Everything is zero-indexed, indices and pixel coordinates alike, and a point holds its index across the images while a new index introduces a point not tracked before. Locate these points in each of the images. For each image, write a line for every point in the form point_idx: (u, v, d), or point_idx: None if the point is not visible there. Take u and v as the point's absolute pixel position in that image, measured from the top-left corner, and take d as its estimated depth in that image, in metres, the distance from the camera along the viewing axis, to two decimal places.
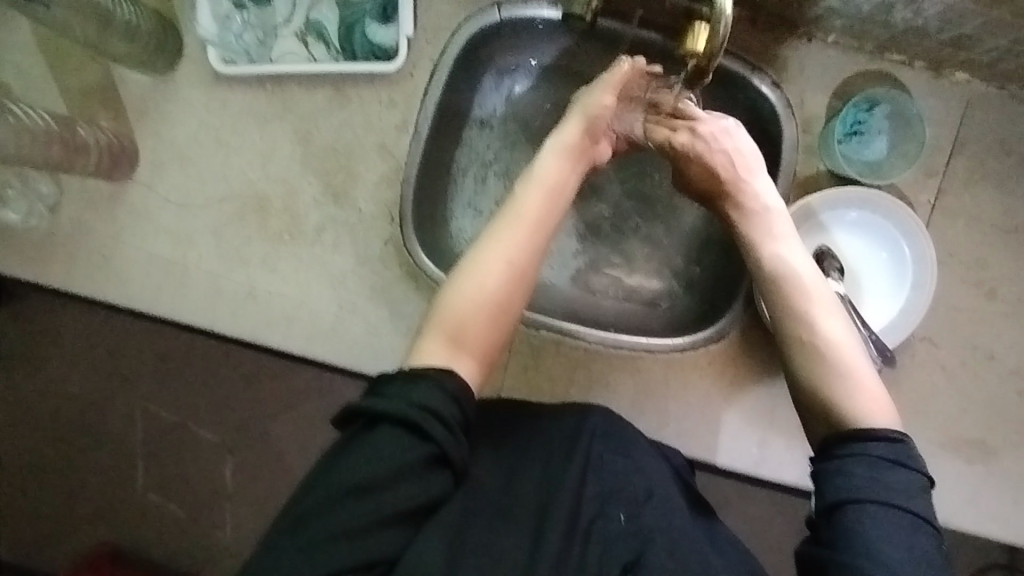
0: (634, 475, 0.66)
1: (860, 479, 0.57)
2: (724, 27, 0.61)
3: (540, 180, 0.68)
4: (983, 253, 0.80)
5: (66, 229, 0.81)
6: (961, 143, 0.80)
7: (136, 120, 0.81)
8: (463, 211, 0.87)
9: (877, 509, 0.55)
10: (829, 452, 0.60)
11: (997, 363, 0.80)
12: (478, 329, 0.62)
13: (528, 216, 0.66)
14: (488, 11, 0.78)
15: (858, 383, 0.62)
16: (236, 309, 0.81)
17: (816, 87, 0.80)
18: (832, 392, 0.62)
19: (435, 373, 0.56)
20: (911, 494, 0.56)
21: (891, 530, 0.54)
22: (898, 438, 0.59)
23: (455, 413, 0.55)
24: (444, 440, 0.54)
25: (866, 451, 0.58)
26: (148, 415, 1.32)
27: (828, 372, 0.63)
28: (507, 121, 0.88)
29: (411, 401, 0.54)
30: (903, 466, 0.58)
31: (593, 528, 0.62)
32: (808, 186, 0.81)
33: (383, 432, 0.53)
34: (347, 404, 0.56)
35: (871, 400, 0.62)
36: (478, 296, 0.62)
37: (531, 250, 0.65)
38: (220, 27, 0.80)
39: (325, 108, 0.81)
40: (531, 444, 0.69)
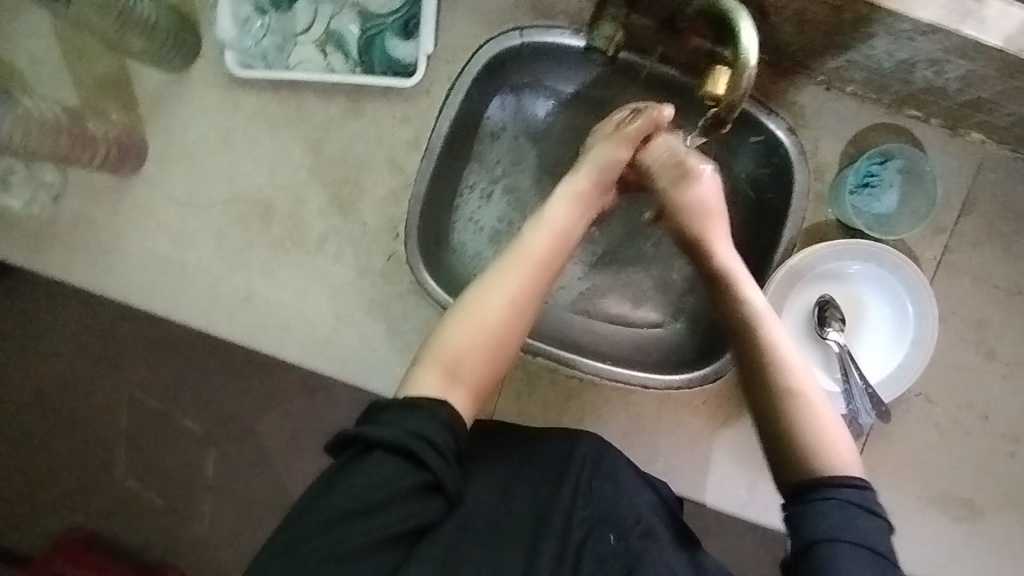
0: (622, 502, 0.64)
1: (831, 520, 0.58)
2: (747, 80, 0.61)
3: (549, 223, 0.69)
4: (985, 313, 0.80)
5: (67, 220, 0.80)
6: (971, 202, 0.80)
7: (146, 115, 0.81)
8: (465, 227, 0.87)
9: (845, 549, 0.56)
10: (799, 496, 0.61)
11: (991, 424, 0.80)
12: (473, 365, 0.62)
13: (531, 256, 0.66)
14: (510, 35, 0.78)
15: (830, 434, 0.64)
16: (232, 312, 0.80)
17: (831, 136, 0.80)
18: (806, 442, 0.64)
19: (427, 403, 0.55)
20: (877, 535, 0.57)
21: (857, 570, 0.55)
22: (866, 486, 0.60)
23: (450, 442, 0.55)
24: (438, 469, 0.53)
25: (835, 494, 0.59)
26: (134, 404, 1.31)
27: (803, 422, 0.64)
28: (517, 139, 0.88)
29: (406, 429, 0.53)
30: (872, 511, 0.58)
31: (585, 546, 0.61)
32: (816, 234, 0.81)
33: (377, 459, 0.52)
34: (341, 431, 0.54)
35: (842, 450, 0.63)
36: (476, 333, 0.63)
37: (533, 293, 0.65)
38: (240, 29, 0.79)
39: (339, 118, 0.81)
40: (524, 467, 0.68)
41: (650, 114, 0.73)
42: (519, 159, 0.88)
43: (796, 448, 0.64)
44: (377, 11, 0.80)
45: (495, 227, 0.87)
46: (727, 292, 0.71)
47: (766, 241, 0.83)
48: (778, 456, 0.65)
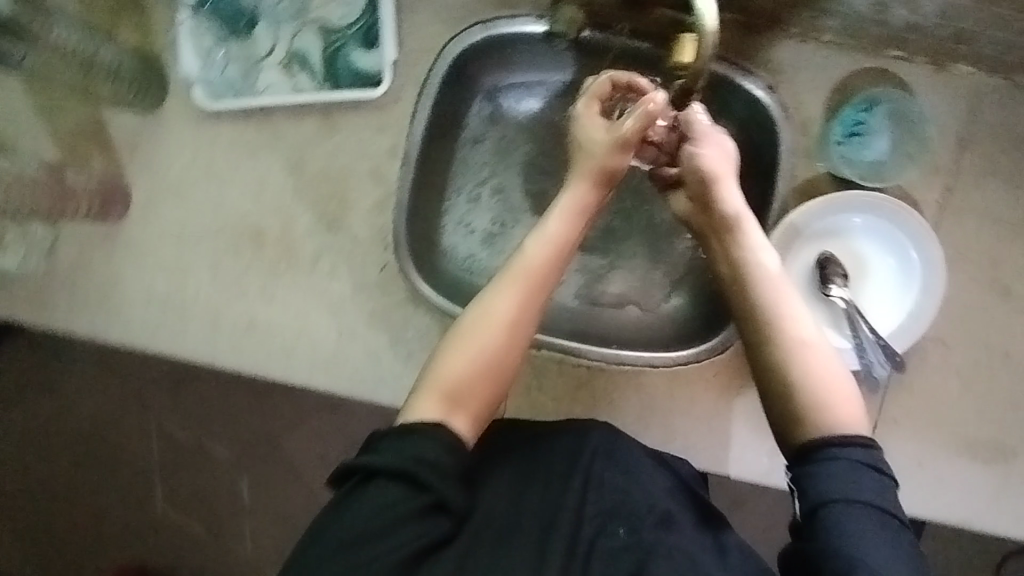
0: (635, 491, 0.64)
1: (840, 480, 0.57)
2: (710, 44, 0.56)
3: (547, 234, 0.65)
4: (995, 249, 0.78)
5: (64, 271, 0.81)
6: (968, 137, 0.77)
7: (126, 158, 0.81)
8: (454, 228, 0.86)
9: (856, 510, 0.55)
10: (806, 459, 0.59)
11: (1013, 361, 0.78)
12: (473, 392, 0.61)
13: (535, 266, 0.64)
14: (473, 30, 0.77)
15: (837, 395, 0.61)
16: (236, 341, 0.81)
17: (813, 88, 0.78)
18: (810, 402, 0.61)
19: (424, 427, 0.56)
20: (884, 492, 0.57)
21: (868, 527, 0.54)
22: (871, 444, 0.59)
23: (451, 463, 0.56)
24: (441, 488, 0.54)
25: (843, 454, 0.58)
26: (165, 438, 1.33)
27: (807, 382, 0.61)
28: (499, 134, 0.87)
29: (405, 453, 0.55)
30: (878, 469, 0.58)
31: (595, 547, 0.58)
32: (810, 190, 0.79)
33: (376, 484, 0.54)
34: (342, 461, 0.56)
35: (847, 409, 0.60)
36: (473, 360, 0.62)
37: (529, 312, 0.63)
38: (203, 62, 0.79)
39: (314, 136, 0.80)
40: (532, 468, 0.67)
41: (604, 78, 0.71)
42: (502, 155, 0.87)
43: (798, 408, 0.61)
44: (336, 23, 0.79)
45: (484, 228, 0.86)
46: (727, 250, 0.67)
47: (761, 203, 0.81)
48: (780, 416, 0.62)
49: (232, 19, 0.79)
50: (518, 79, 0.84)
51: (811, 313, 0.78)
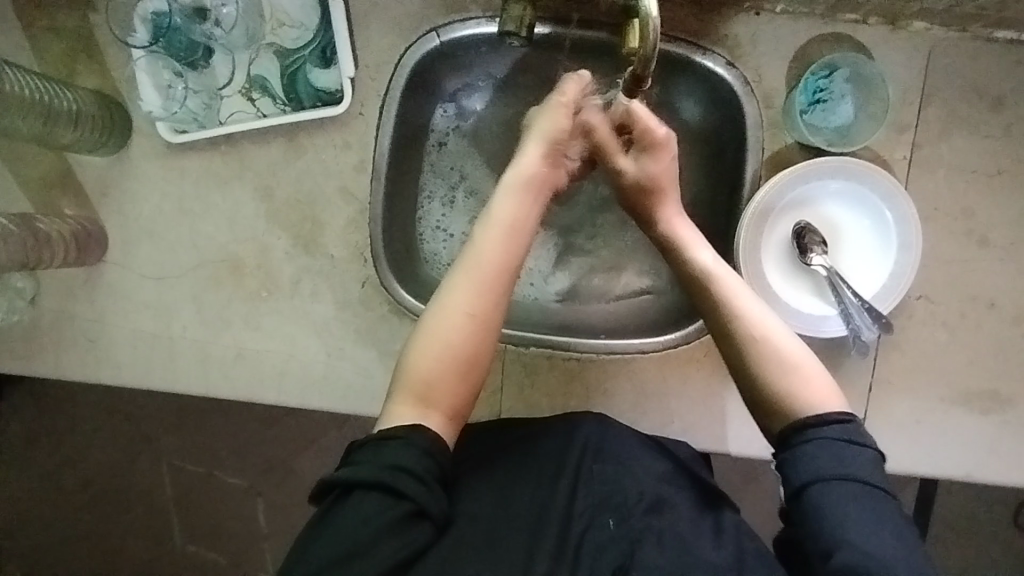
0: (625, 480, 0.65)
1: (820, 460, 0.57)
2: (654, 32, 0.55)
3: (497, 219, 0.68)
4: (968, 200, 0.78)
5: (50, 319, 0.82)
6: (930, 92, 0.77)
7: (98, 202, 0.81)
8: (433, 236, 0.87)
9: (840, 487, 0.55)
10: (785, 443, 0.60)
11: (999, 310, 0.78)
12: (445, 387, 0.61)
13: (484, 264, 0.65)
14: (428, 37, 0.77)
15: (806, 374, 0.63)
16: (228, 371, 0.81)
17: (771, 60, 0.78)
18: (780, 387, 0.62)
19: (403, 432, 0.57)
20: (868, 465, 0.57)
21: (853, 503, 0.55)
22: (847, 418, 0.60)
23: (430, 467, 0.56)
24: (420, 494, 0.55)
25: (821, 432, 0.59)
26: (176, 471, 1.33)
27: (778, 365, 0.63)
28: (467, 136, 0.87)
29: (383, 463, 0.55)
30: (857, 441, 0.58)
31: (585, 538, 0.61)
32: (779, 162, 0.79)
33: (357, 498, 0.54)
34: (319, 477, 0.57)
35: (820, 387, 0.62)
36: (441, 354, 0.62)
37: (493, 299, 0.64)
38: (164, 97, 0.79)
39: (282, 160, 0.81)
40: (523, 466, 0.68)
41: (573, 79, 0.73)
42: (467, 160, 0.87)
43: (772, 391, 0.63)
44: (292, 45, 0.79)
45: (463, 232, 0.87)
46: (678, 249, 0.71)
47: (732, 179, 0.81)
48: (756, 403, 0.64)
49: (187, 52, 0.79)
50: (478, 80, 0.85)
51: (790, 283, 0.79)
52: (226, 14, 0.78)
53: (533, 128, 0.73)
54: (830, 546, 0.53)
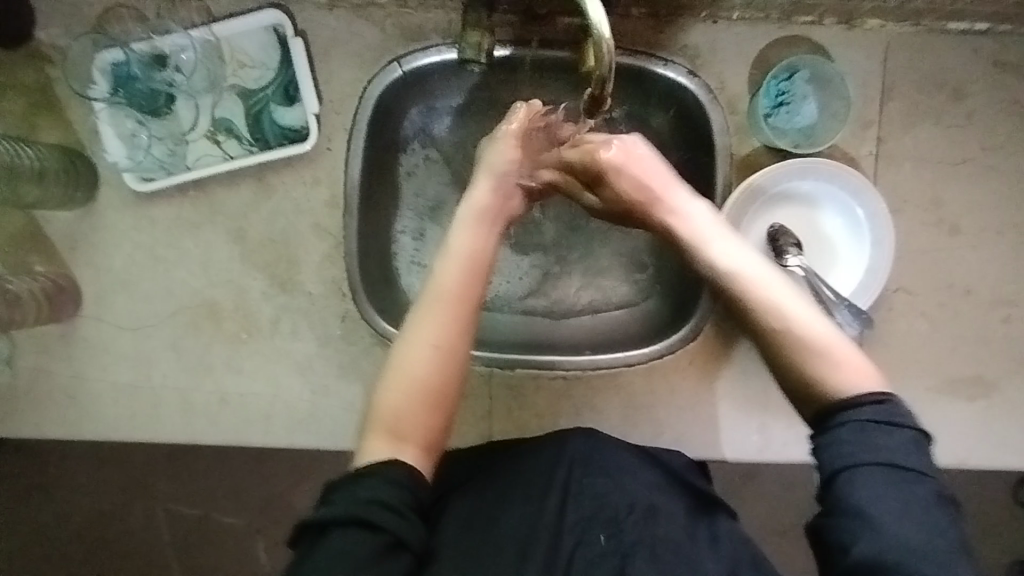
0: (614, 493, 0.64)
1: (852, 445, 0.52)
2: (608, 52, 0.55)
3: (454, 253, 0.67)
4: (937, 190, 0.79)
5: (27, 378, 0.80)
6: (890, 87, 0.78)
7: (69, 257, 0.80)
8: (408, 259, 0.86)
9: (873, 473, 0.51)
10: (818, 426, 0.55)
11: (976, 296, 0.79)
12: (414, 420, 0.60)
13: (450, 293, 0.64)
14: (390, 68, 0.77)
15: (837, 353, 0.56)
16: (212, 417, 0.80)
17: (732, 67, 0.79)
18: (801, 357, 0.56)
19: (374, 467, 0.56)
20: (905, 449, 0.51)
21: (884, 492, 0.50)
22: (884, 397, 0.54)
23: (407, 499, 0.56)
24: (396, 526, 0.54)
25: (853, 415, 0.53)
26: (170, 517, 1.30)
27: (809, 353, 0.56)
28: (433, 158, 0.85)
29: (356, 499, 0.55)
30: (893, 424, 0.52)
31: (575, 556, 0.60)
32: (748, 166, 0.79)
33: (334, 535, 0.53)
34: (296, 519, 0.56)
35: (856, 367, 0.56)
36: (409, 389, 0.60)
37: (460, 330, 0.62)
38: (128, 147, 0.79)
39: (251, 201, 0.80)
40: (511, 487, 0.67)
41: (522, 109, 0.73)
42: (433, 180, 0.86)
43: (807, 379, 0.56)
44: (254, 85, 0.79)
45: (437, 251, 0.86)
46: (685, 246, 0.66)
47: (703, 187, 0.81)
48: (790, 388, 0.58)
49: (149, 100, 0.78)
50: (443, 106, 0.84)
51: None
52: (185, 59, 0.78)
53: (482, 161, 0.73)
54: (851, 539, 0.50)
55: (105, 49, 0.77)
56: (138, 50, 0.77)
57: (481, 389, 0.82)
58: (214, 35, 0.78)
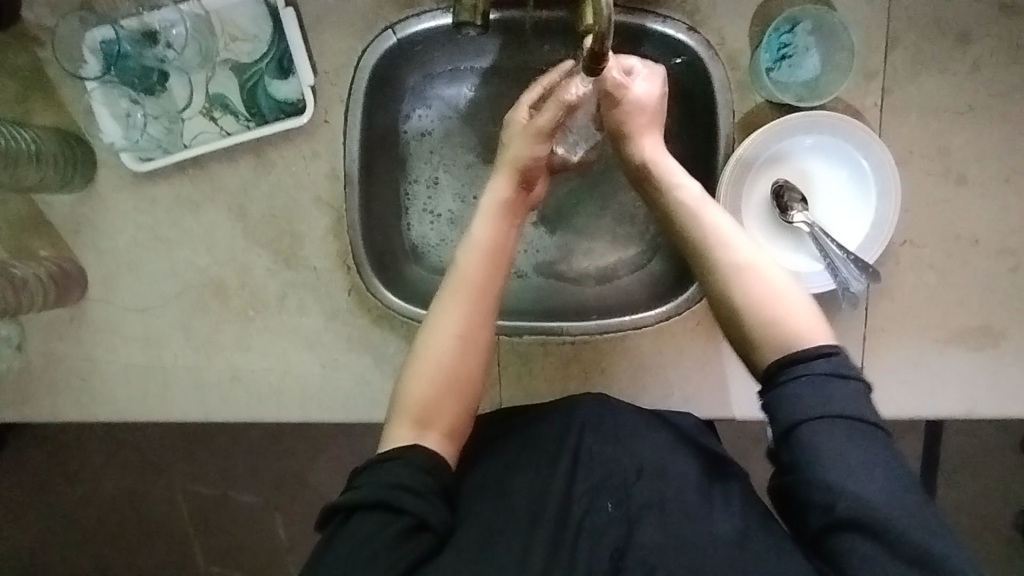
0: (623, 457, 0.65)
1: (806, 400, 0.56)
2: (607, 9, 0.55)
3: (476, 245, 0.68)
4: (943, 140, 0.78)
5: (40, 364, 0.81)
6: (894, 36, 0.76)
7: (73, 240, 0.80)
8: (421, 218, 0.87)
9: (828, 425, 0.54)
10: (769, 385, 0.59)
11: (983, 246, 0.79)
12: (439, 407, 0.63)
13: (472, 283, 0.66)
14: (384, 35, 0.75)
15: (785, 314, 0.61)
16: (225, 394, 0.81)
17: (732, 21, 0.77)
18: (763, 324, 0.61)
19: (402, 453, 0.59)
20: (852, 397, 0.55)
21: (841, 442, 0.54)
22: (835, 351, 0.58)
23: (429, 481, 0.58)
24: (418, 508, 0.56)
25: (804, 370, 0.57)
26: (189, 497, 1.32)
27: (762, 326, 0.61)
28: (447, 123, 0.87)
29: (380, 483, 0.57)
30: (840, 375, 0.56)
31: (583, 524, 0.60)
32: (752, 122, 0.78)
33: (360, 518, 0.55)
34: (322, 505, 0.58)
35: (801, 324, 0.60)
36: (431, 376, 0.64)
37: (476, 319, 0.65)
38: (125, 127, 0.78)
39: (251, 177, 0.79)
40: (524, 453, 0.68)
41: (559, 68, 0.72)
42: (452, 141, 0.87)
43: (755, 338, 0.61)
44: (247, 59, 0.78)
45: (452, 210, 0.87)
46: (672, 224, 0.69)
47: (706, 145, 0.80)
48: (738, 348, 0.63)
49: (142, 78, 0.77)
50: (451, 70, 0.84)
51: (775, 242, 0.78)
52: (176, 35, 0.77)
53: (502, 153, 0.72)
54: (830, 496, 0.53)
55: (94, 28, 0.76)
56: (128, 27, 0.76)
57: (491, 358, 0.82)
58: (204, 9, 0.76)
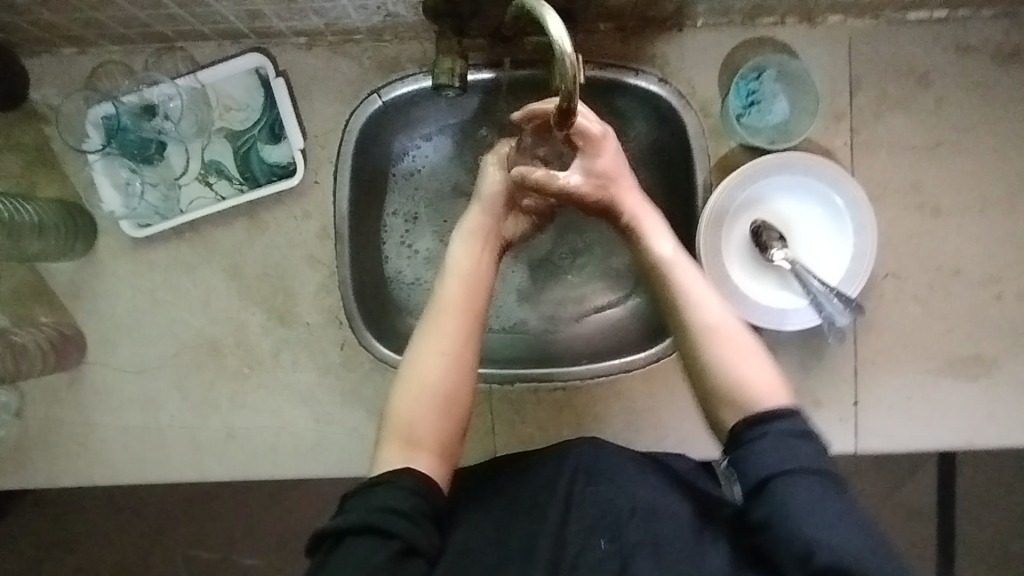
0: (618, 497, 0.65)
1: (775, 455, 0.59)
2: (570, 67, 0.54)
3: (455, 268, 0.68)
4: (915, 174, 0.80)
5: (38, 429, 0.82)
6: (857, 79, 0.80)
7: (73, 306, 0.82)
8: (398, 252, 0.87)
9: (799, 479, 0.57)
10: (736, 442, 0.62)
11: (966, 275, 0.80)
12: (427, 428, 0.63)
13: (453, 306, 0.67)
14: (370, 100, 0.79)
15: (751, 379, 0.64)
16: (220, 452, 0.82)
17: (701, 72, 0.81)
18: (726, 379, 0.64)
19: (391, 475, 0.60)
20: (818, 456, 0.59)
21: (814, 496, 0.57)
22: (795, 412, 0.62)
23: (419, 503, 0.60)
24: (407, 532, 0.58)
25: (771, 428, 0.60)
26: (189, 560, 1.30)
27: (727, 393, 0.64)
28: (432, 165, 0.87)
29: (370, 507, 0.58)
30: (806, 435, 0.60)
31: (578, 563, 0.60)
32: (727, 166, 0.81)
33: (351, 542, 0.57)
34: (313, 530, 0.59)
35: (765, 384, 0.64)
36: (421, 398, 0.64)
37: (464, 341, 0.66)
38: (124, 196, 0.81)
39: (245, 238, 0.82)
40: (516, 499, 0.68)
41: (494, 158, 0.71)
42: (437, 177, 0.88)
43: (716, 405, 0.65)
44: (241, 126, 0.82)
45: (429, 248, 0.87)
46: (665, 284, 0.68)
47: (684, 189, 0.83)
48: (703, 410, 0.67)
49: (141, 149, 0.80)
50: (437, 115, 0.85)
51: (758, 281, 0.79)
52: (173, 107, 0.80)
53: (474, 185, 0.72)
54: (809, 545, 0.54)
55: (97, 104, 0.80)
56: (127, 102, 0.80)
57: (483, 406, 0.83)
58: (200, 83, 0.80)
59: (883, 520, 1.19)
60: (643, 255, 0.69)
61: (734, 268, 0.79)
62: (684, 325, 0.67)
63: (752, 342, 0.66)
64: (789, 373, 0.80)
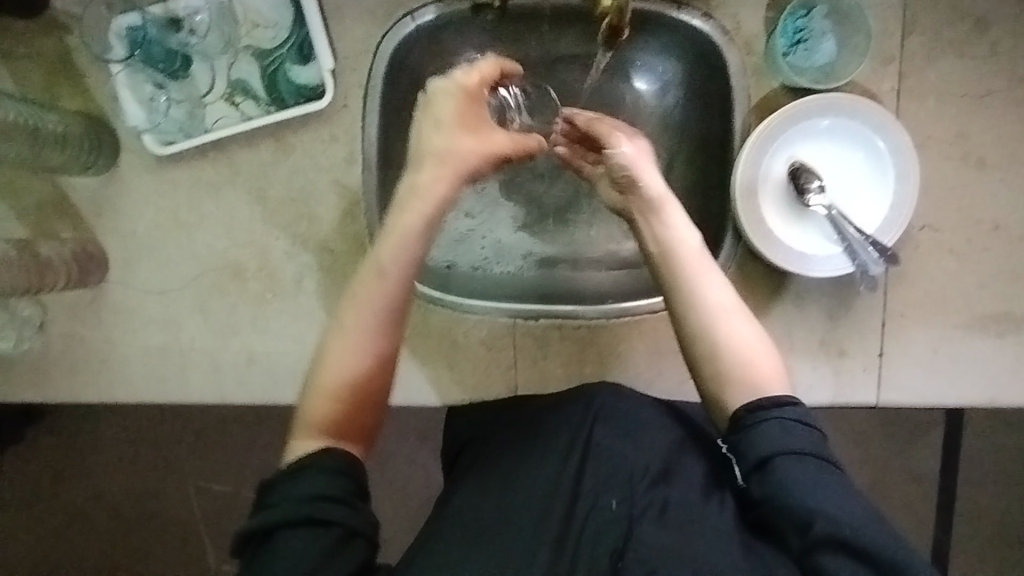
0: (630, 455, 0.64)
1: (777, 439, 0.60)
2: None
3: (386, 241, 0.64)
4: (962, 124, 0.77)
5: (60, 345, 0.82)
6: (911, 20, 0.76)
7: (94, 223, 0.81)
8: None
9: (801, 460, 0.58)
10: (738, 429, 0.62)
11: (1004, 231, 0.78)
12: (341, 416, 0.62)
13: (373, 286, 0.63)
14: (403, 22, 0.78)
15: (752, 367, 0.65)
16: (240, 376, 0.82)
17: (748, 6, 0.77)
18: (733, 365, 0.65)
19: (313, 460, 0.58)
20: (817, 441, 0.60)
21: (814, 475, 0.58)
22: (795, 402, 0.63)
23: (348, 484, 0.57)
24: (342, 517, 0.55)
25: (774, 414, 0.61)
26: (201, 491, 1.32)
27: (729, 377, 0.65)
28: None
29: (299, 498, 0.56)
30: (805, 424, 0.61)
31: (588, 520, 0.61)
32: (768, 106, 0.78)
33: (281, 538, 0.54)
34: (236, 530, 0.56)
35: (765, 371, 0.65)
36: (335, 389, 0.62)
37: (381, 323, 0.63)
38: (147, 111, 0.79)
39: (270, 161, 0.81)
40: (530, 450, 0.69)
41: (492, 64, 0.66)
42: None
43: (718, 391, 0.65)
44: (268, 45, 0.79)
45: None
46: (677, 274, 0.67)
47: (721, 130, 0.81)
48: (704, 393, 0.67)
49: (166, 62, 0.78)
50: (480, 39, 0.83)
51: (793, 226, 0.78)
52: (199, 21, 0.78)
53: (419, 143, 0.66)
54: (810, 515, 0.55)
55: (121, 14, 0.77)
56: (153, 13, 0.78)
57: (506, 342, 0.82)
58: None
59: (887, 482, 1.20)
60: (660, 243, 0.69)
61: (769, 213, 0.78)
62: (694, 310, 0.66)
63: (758, 332, 0.67)
64: (816, 322, 0.79)
